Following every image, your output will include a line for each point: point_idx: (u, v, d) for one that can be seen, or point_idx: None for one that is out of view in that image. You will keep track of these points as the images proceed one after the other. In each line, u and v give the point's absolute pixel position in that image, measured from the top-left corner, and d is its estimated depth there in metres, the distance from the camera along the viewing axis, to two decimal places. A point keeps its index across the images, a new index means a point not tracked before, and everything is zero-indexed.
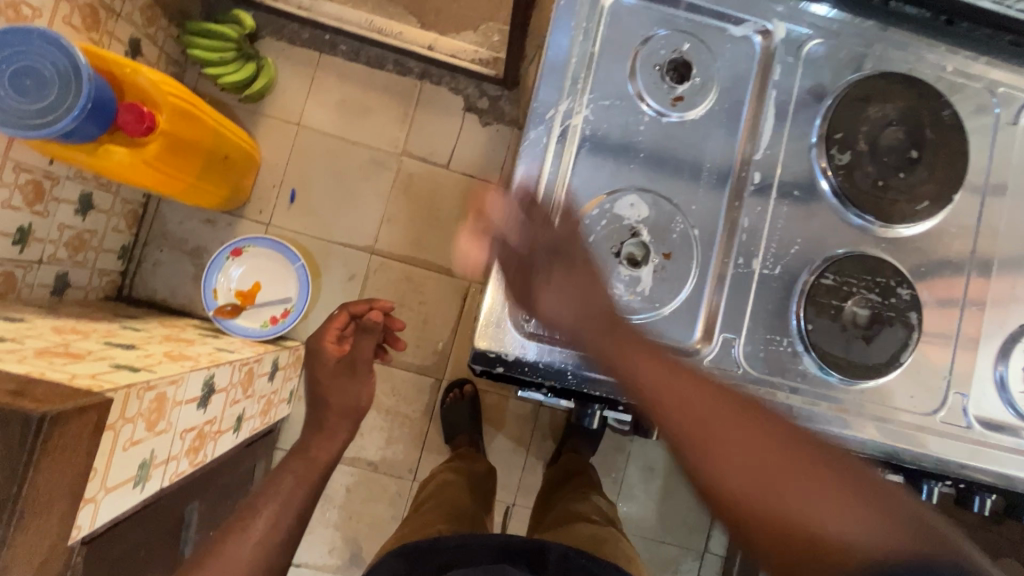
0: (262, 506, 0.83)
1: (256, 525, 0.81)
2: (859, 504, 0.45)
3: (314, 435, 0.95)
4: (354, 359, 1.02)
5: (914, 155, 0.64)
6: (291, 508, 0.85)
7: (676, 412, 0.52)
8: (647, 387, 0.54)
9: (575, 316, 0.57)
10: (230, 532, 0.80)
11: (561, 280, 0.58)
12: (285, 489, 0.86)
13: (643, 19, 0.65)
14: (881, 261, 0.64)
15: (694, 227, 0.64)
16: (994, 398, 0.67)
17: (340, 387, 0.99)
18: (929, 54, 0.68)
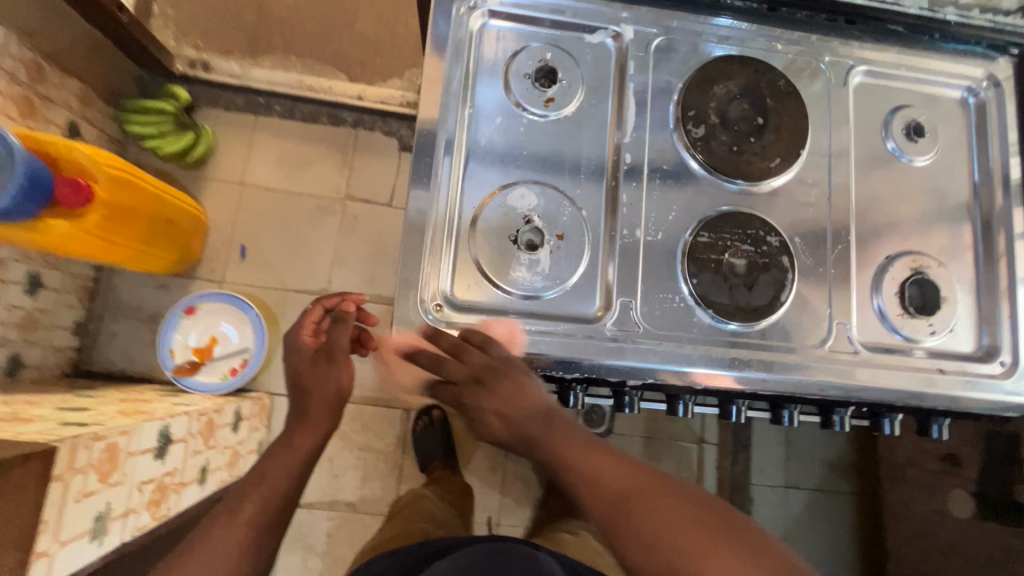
0: (248, 495, 0.79)
1: (237, 517, 0.78)
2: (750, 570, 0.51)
3: (299, 419, 0.85)
4: (330, 345, 0.86)
5: (761, 121, 0.74)
6: (275, 499, 0.80)
7: (629, 521, 0.54)
8: (607, 491, 0.56)
9: (533, 427, 0.60)
10: (218, 525, 0.77)
11: (494, 402, 0.61)
12: (269, 479, 0.81)
13: (509, 38, 0.75)
14: (749, 215, 0.72)
15: (581, 210, 0.72)
16: (874, 324, 0.75)
17: (319, 374, 0.85)
18: (761, 37, 0.78)
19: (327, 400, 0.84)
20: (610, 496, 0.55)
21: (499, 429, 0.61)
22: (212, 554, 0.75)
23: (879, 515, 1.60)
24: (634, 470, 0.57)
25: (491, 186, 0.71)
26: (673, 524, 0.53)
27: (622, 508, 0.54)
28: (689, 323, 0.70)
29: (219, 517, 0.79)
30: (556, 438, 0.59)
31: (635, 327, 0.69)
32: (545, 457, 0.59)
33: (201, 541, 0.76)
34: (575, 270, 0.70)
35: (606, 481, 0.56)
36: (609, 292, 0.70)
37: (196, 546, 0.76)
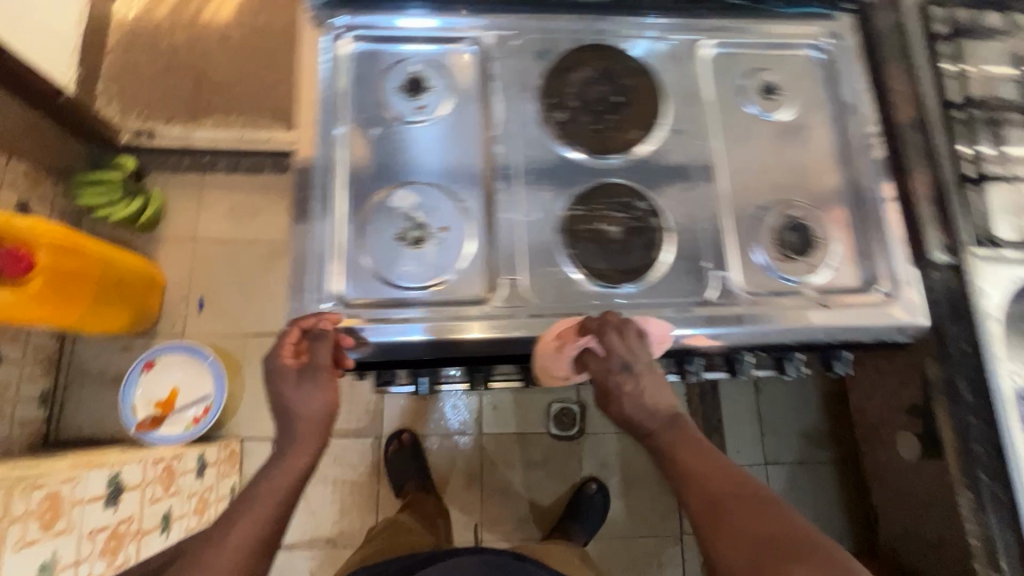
0: (240, 517, 0.64)
1: (222, 552, 0.62)
2: None
3: (288, 436, 0.70)
4: (314, 361, 0.68)
5: (617, 99, 0.80)
6: (266, 528, 0.65)
7: (720, 518, 0.59)
8: (707, 488, 0.62)
9: (656, 422, 0.68)
10: (199, 553, 0.62)
11: (633, 392, 0.67)
12: (262, 497, 0.66)
13: (379, 58, 0.81)
14: (619, 185, 0.77)
15: (461, 202, 0.77)
16: (757, 273, 0.78)
17: (307, 391, 0.69)
18: (615, 23, 0.84)
19: (313, 420, 0.69)
20: (705, 498, 0.61)
21: (618, 415, 0.68)
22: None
23: (861, 479, 1.60)
24: (737, 483, 0.62)
25: (373, 191, 0.77)
26: (758, 529, 0.57)
27: (713, 508, 0.60)
28: (574, 291, 0.74)
29: (207, 542, 0.64)
30: (677, 445, 0.66)
31: (520, 302, 0.73)
32: (665, 461, 0.67)
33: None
34: (459, 259, 0.75)
35: (707, 485, 0.62)
36: (494, 274, 0.74)
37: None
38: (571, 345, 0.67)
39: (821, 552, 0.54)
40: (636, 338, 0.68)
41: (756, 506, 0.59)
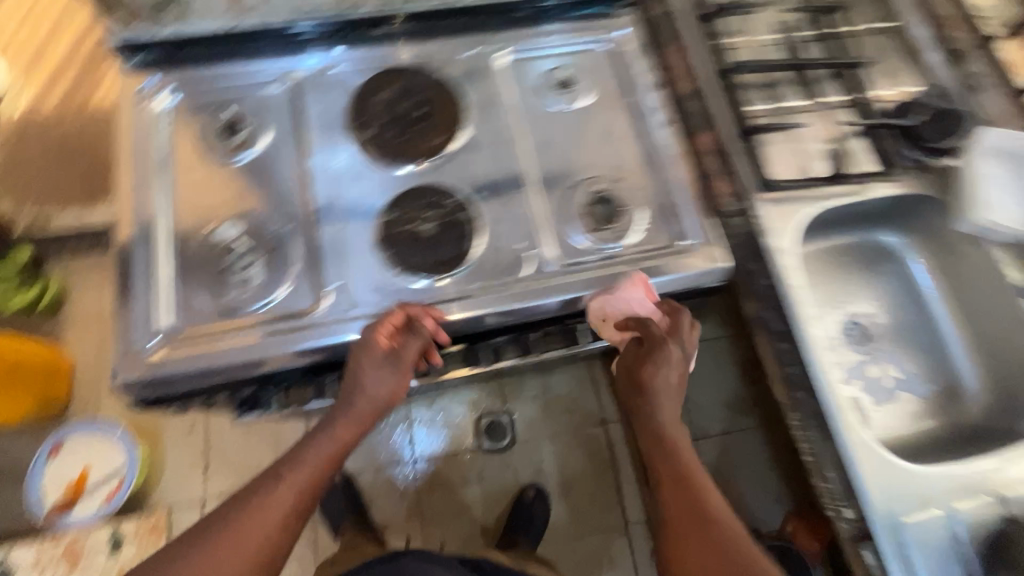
0: (285, 481, 0.69)
1: (267, 511, 0.67)
2: None
3: (347, 407, 0.73)
4: (400, 354, 0.73)
5: (420, 111, 0.88)
6: (307, 495, 0.70)
7: (683, 495, 0.71)
8: (686, 502, 0.70)
9: (661, 428, 0.76)
10: (245, 506, 0.67)
11: (672, 367, 0.76)
12: (306, 461, 0.72)
13: (197, 107, 0.88)
14: (428, 188, 0.84)
15: (285, 225, 0.82)
16: (570, 246, 0.85)
17: (381, 375, 0.72)
18: (415, 47, 0.93)
19: (377, 403, 0.74)
20: (678, 473, 0.72)
21: (647, 381, 0.76)
22: (225, 552, 0.64)
23: (786, 437, 1.65)
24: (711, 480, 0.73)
25: (200, 228, 0.81)
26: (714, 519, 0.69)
27: (684, 487, 0.71)
28: (395, 288, 0.79)
29: (250, 496, 0.68)
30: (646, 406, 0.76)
31: (346, 306, 0.78)
32: (643, 429, 0.77)
33: (224, 529, 0.66)
34: (286, 276, 0.79)
35: (684, 465, 0.73)
36: (319, 285, 0.79)
37: (222, 532, 0.65)
38: (648, 305, 0.79)
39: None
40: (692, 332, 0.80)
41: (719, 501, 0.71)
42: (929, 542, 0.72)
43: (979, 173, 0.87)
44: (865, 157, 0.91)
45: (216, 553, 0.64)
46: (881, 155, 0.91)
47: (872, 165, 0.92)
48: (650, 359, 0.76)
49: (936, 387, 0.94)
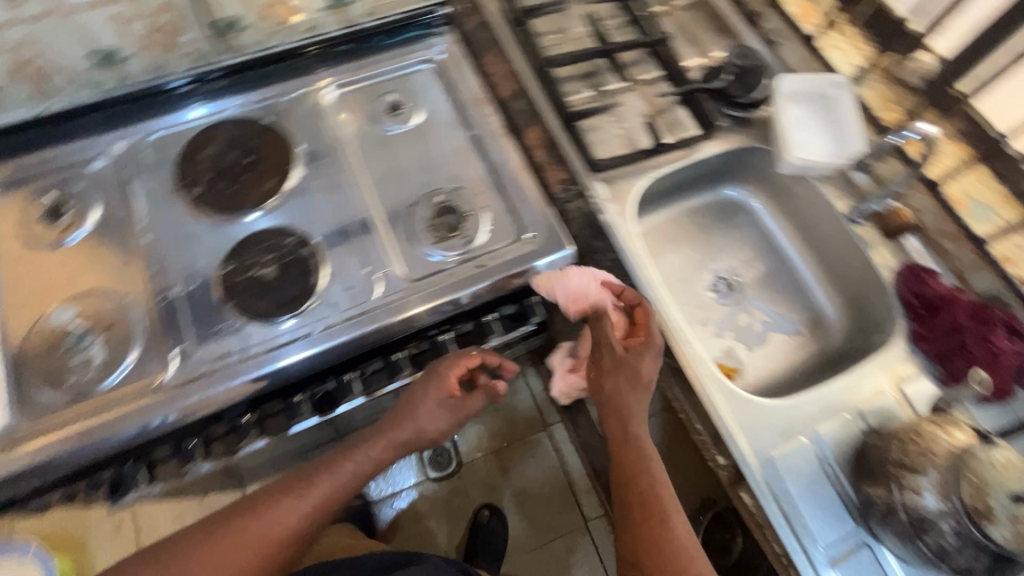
0: (313, 488, 0.74)
1: (289, 515, 0.72)
2: None
3: (395, 433, 0.78)
4: (462, 403, 0.80)
5: (249, 160, 0.89)
6: (327, 508, 0.74)
7: (648, 524, 0.71)
8: (648, 495, 0.73)
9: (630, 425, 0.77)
10: (273, 503, 0.73)
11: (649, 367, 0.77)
12: (340, 471, 0.76)
13: (18, 196, 0.85)
14: (266, 231, 0.85)
15: (125, 297, 0.80)
16: (420, 259, 0.86)
17: (435, 414, 0.79)
18: (240, 99, 0.95)
19: (424, 439, 0.80)
20: (648, 500, 0.73)
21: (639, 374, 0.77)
22: (243, 545, 0.69)
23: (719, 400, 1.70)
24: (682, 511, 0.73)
25: (32, 316, 0.78)
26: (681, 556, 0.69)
27: (651, 516, 0.72)
28: (243, 336, 0.78)
29: (278, 494, 0.74)
30: (632, 397, 0.77)
31: (194, 364, 0.76)
32: (621, 428, 0.78)
33: (247, 519, 0.71)
34: (131, 348, 0.77)
35: (652, 493, 0.73)
36: (166, 350, 0.77)
37: (245, 522, 0.71)
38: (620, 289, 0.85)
39: None
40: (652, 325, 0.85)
41: (688, 534, 0.71)
42: (798, 472, 0.76)
43: (786, 116, 0.93)
44: (686, 124, 0.97)
45: (239, 551, 0.69)
46: (700, 118, 0.97)
47: (695, 128, 0.97)
48: (639, 355, 0.77)
49: (801, 323, 0.99)
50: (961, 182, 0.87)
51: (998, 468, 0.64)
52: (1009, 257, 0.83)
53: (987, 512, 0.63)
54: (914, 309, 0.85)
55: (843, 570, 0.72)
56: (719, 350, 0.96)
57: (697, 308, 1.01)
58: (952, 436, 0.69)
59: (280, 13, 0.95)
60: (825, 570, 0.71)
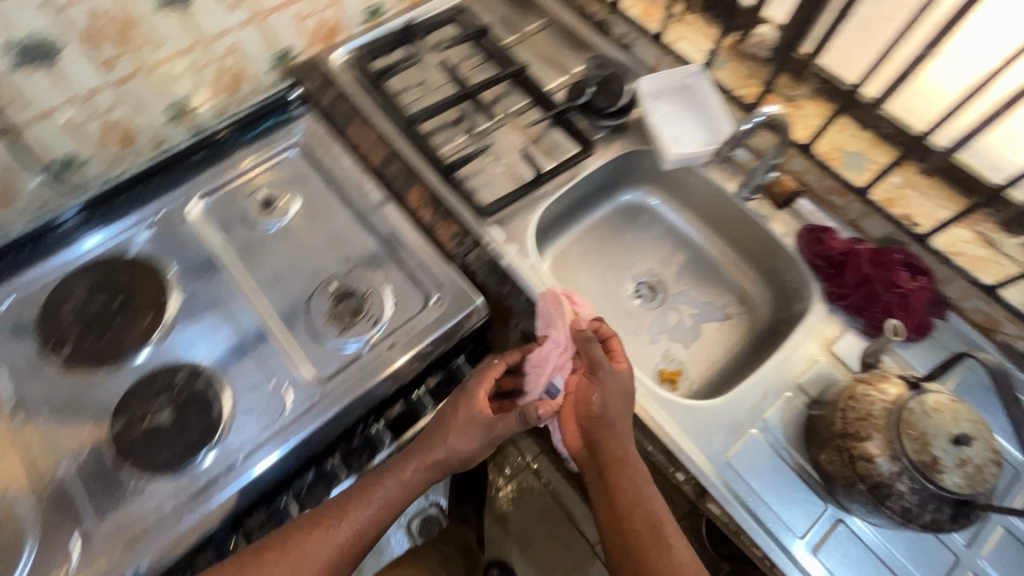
0: (347, 515, 0.70)
1: (322, 548, 0.68)
2: None
3: (428, 456, 0.74)
4: (494, 424, 0.75)
5: (120, 301, 0.84)
6: (362, 537, 0.70)
7: (647, 550, 0.68)
8: (642, 517, 0.70)
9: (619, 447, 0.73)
10: (307, 537, 0.69)
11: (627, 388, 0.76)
12: (375, 496, 0.72)
13: None
14: (152, 374, 0.79)
15: (7, 490, 0.72)
16: (329, 352, 0.83)
17: (466, 435, 0.74)
18: (101, 237, 0.89)
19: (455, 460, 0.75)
20: (645, 526, 0.69)
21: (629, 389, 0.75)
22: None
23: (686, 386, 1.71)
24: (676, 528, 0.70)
25: None
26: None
27: (649, 536, 0.68)
28: (150, 496, 0.72)
29: (311, 524, 0.70)
30: (625, 418, 0.74)
31: (101, 545, 0.69)
32: (615, 447, 0.73)
33: (279, 555, 0.68)
34: (24, 549, 0.68)
35: (647, 515, 0.70)
36: (65, 538, 0.69)
37: (277, 556, 0.68)
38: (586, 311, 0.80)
39: None
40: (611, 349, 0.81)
41: (686, 552, 0.68)
42: (756, 465, 0.75)
43: (655, 112, 0.94)
44: (565, 145, 0.97)
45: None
46: (576, 135, 0.97)
47: (574, 146, 0.97)
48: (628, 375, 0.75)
49: (727, 307, 0.99)
50: (830, 137, 0.90)
51: (930, 414, 0.64)
52: (891, 198, 0.85)
53: (935, 463, 0.62)
54: (823, 270, 0.86)
55: (825, 554, 0.71)
56: (655, 356, 0.95)
57: (626, 317, 0.99)
58: (883, 393, 0.69)
59: (123, 137, 0.89)
60: (806, 558, 0.70)
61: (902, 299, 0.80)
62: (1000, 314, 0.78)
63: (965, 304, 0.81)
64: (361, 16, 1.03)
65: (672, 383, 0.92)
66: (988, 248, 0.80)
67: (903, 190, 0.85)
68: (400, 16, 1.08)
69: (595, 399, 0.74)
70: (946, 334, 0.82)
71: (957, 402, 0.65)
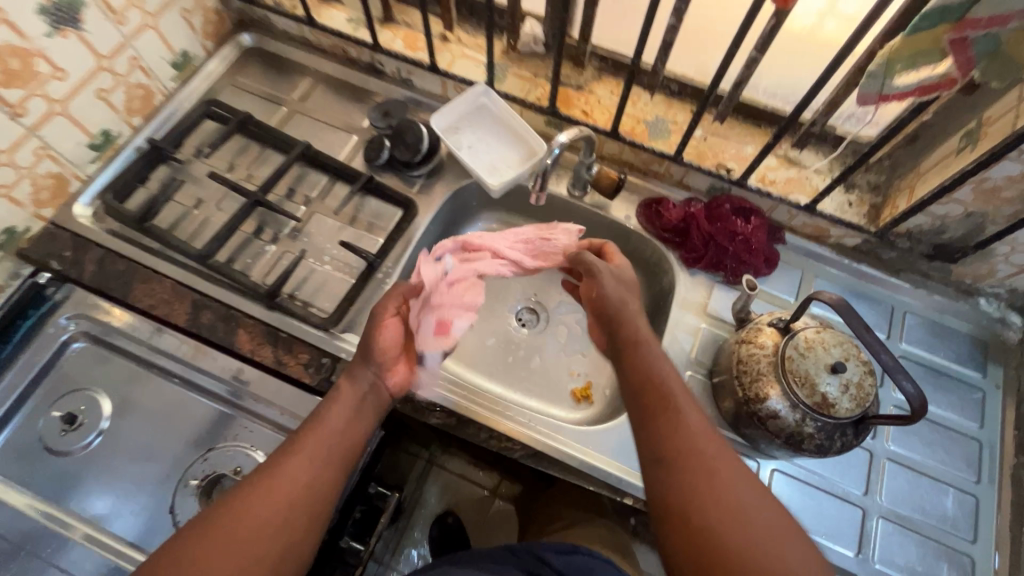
0: (306, 444, 0.63)
1: (296, 471, 0.61)
2: (725, 503, 0.57)
3: (364, 367, 0.69)
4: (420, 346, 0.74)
5: None
6: (343, 456, 0.64)
7: (665, 418, 0.63)
8: (661, 378, 0.67)
9: (625, 310, 0.73)
10: (273, 467, 0.61)
11: (628, 286, 0.76)
12: (340, 402, 0.67)
13: None
14: None
15: None
16: None
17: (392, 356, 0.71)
18: None
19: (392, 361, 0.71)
20: (654, 387, 0.66)
21: (630, 281, 0.76)
22: (272, 504, 0.58)
23: None
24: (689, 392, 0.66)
25: None
26: (699, 440, 0.61)
27: (664, 406, 0.64)
28: None
29: (277, 453, 0.62)
30: (633, 303, 0.74)
31: None
32: (625, 331, 0.72)
33: (252, 489, 0.59)
34: None
35: (656, 380, 0.66)
36: None
37: (246, 494, 0.58)
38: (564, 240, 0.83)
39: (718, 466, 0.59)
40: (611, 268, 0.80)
41: (697, 415, 0.64)
42: None
43: (458, 145, 0.89)
44: (385, 212, 0.90)
45: (257, 509, 0.58)
46: (391, 198, 0.90)
47: (396, 210, 0.90)
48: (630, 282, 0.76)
49: None
50: (629, 112, 0.90)
51: (806, 354, 0.68)
52: (702, 151, 0.88)
53: (826, 400, 0.66)
54: (671, 241, 0.89)
55: None
56: (562, 378, 0.93)
57: (518, 355, 0.94)
58: (762, 347, 0.72)
59: None
60: None
61: (745, 244, 0.84)
62: (824, 223, 0.85)
63: (794, 223, 0.88)
64: (87, 153, 0.85)
65: (587, 399, 0.91)
66: (794, 167, 0.86)
67: (708, 140, 0.88)
68: (140, 134, 0.92)
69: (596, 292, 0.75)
70: (789, 253, 0.89)
71: (822, 332, 0.70)
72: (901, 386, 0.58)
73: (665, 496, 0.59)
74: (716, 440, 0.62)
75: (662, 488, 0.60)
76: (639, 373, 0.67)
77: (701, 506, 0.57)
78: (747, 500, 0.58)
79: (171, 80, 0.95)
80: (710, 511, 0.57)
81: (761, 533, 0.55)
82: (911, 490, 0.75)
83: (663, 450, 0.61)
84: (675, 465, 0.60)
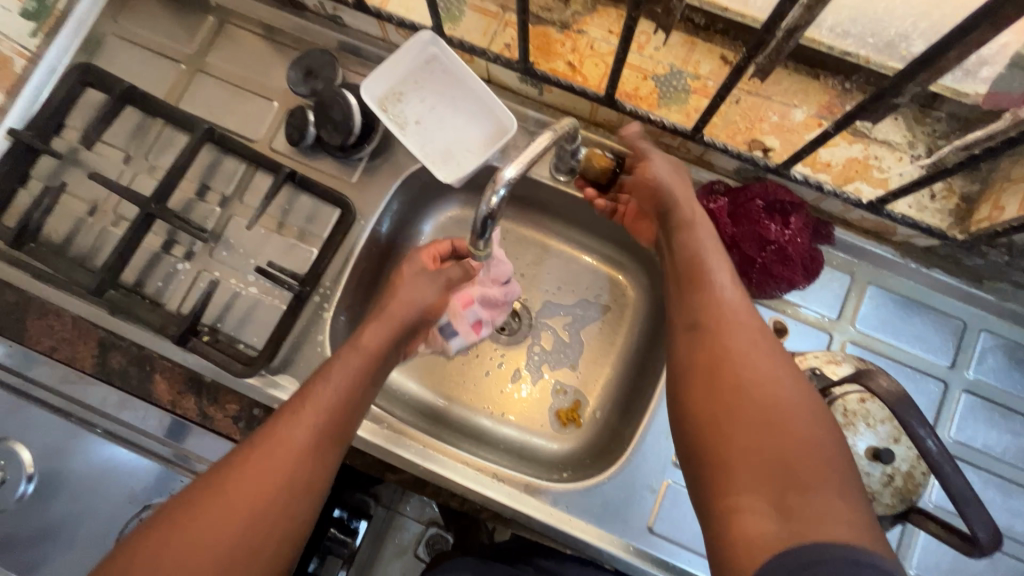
0: (287, 425, 0.52)
1: (284, 448, 0.50)
2: (759, 390, 0.46)
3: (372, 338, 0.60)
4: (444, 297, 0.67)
5: None
6: (339, 425, 0.54)
7: (703, 289, 0.55)
8: (703, 252, 0.57)
9: (675, 195, 0.62)
10: (260, 441, 0.50)
11: (676, 173, 0.63)
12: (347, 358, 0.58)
13: None
14: None
15: None
16: None
17: (420, 286, 0.65)
18: None
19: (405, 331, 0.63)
20: (690, 264, 0.57)
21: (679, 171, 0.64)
22: (253, 485, 0.48)
23: None
24: (730, 266, 0.57)
25: None
26: (736, 316, 0.52)
27: (696, 281, 0.55)
28: None
29: (272, 420, 0.53)
30: (683, 193, 0.62)
31: None
32: (681, 213, 0.61)
33: (242, 459, 0.50)
34: None
35: (695, 260, 0.57)
36: None
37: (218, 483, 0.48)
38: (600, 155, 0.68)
39: (759, 348, 0.49)
40: (646, 180, 0.64)
41: (736, 290, 0.54)
42: (682, 522, 0.64)
43: (403, 123, 0.67)
44: (319, 213, 0.71)
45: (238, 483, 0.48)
46: (323, 193, 0.70)
47: (333, 209, 0.71)
48: (685, 188, 0.63)
49: (603, 299, 0.82)
50: (632, 63, 0.65)
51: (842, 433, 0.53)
52: (733, 122, 0.64)
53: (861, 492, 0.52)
54: None
55: None
56: (546, 397, 0.79)
57: (494, 370, 0.80)
58: None
59: None
60: None
61: (779, 255, 0.64)
62: (890, 223, 0.63)
63: (850, 215, 0.66)
64: None
65: (575, 422, 0.78)
66: (860, 142, 0.62)
67: (742, 104, 0.64)
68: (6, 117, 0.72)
69: (647, 178, 0.64)
70: (838, 255, 0.69)
71: (869, 400, 0.54)
72: (969, 522, 0.43)
73: (687, 375, 0.51)
74: (762, 329, 0.51)
75: (685, 358, 0.52)
76: (680, 248, 0.59)
77: (733, 380, 0.47)
78: (784, 373, 0.47)
79: (30, 36, 0.72)
80: (736, 372, 0.48)
81: (788, 400, 0.45)
82: (954, 559, 0.63)
83: (694, 314, 0.53)
84: (707, 338, 0.51)
